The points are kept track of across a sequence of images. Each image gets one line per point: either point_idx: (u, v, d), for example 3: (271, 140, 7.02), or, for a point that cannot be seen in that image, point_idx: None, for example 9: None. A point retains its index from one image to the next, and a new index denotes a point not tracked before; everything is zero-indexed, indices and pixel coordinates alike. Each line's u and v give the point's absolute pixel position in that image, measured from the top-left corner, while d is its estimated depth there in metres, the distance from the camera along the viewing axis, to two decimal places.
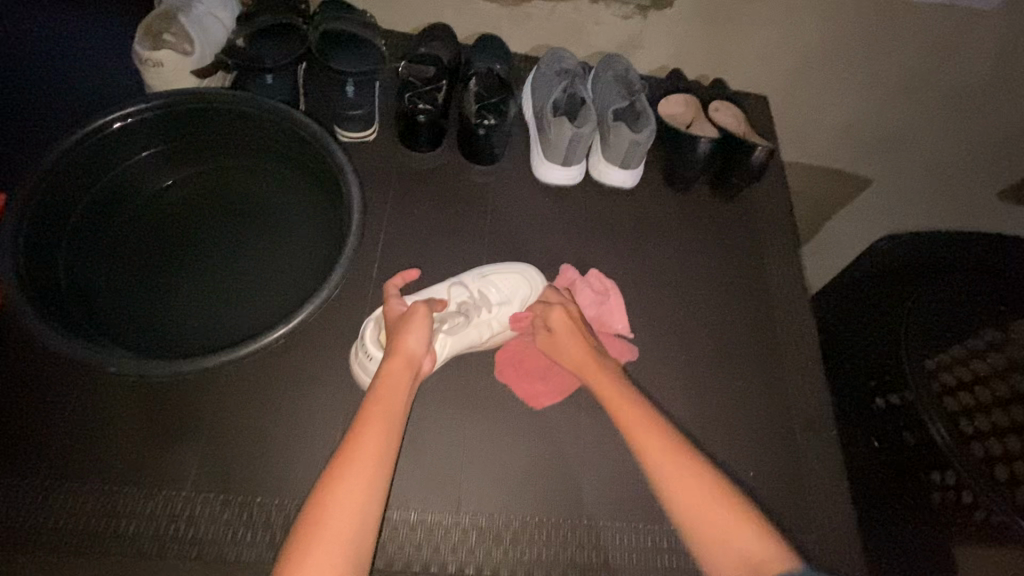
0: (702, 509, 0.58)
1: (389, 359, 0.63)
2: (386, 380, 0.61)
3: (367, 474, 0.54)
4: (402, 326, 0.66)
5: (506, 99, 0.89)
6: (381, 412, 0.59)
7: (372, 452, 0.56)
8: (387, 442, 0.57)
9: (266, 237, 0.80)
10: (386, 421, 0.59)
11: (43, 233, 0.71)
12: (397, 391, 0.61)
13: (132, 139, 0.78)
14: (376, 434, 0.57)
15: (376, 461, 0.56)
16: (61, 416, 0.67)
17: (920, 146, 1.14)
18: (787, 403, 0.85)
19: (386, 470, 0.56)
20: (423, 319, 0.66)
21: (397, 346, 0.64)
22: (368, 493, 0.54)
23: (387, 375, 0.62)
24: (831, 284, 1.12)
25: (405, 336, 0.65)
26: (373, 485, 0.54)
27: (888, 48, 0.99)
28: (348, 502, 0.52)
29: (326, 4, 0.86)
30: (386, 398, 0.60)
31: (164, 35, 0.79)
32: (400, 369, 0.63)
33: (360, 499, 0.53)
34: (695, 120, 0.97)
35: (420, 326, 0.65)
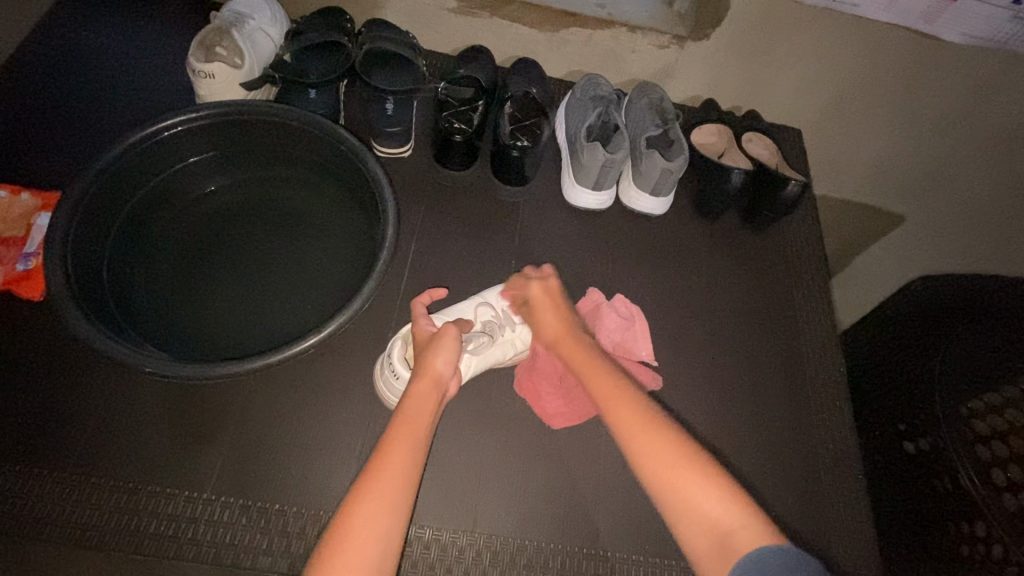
0: (680, 479, 0.55)
1: (416, 380, 0.62)
2: (414, 402, 0.62)
3: (390, 497, 0.54)
4: (431, 346, 0.66)
5: (540, 122, 0.91)
6: (406, 434, 0.59)
7: (396, 475, 0.56)
8: (410, 467, 0.57)
9: (300, 245, 0.82)
10: (410, 443, 0.58)
11: (90, 232, 0.74)
12: (422, 413, 0.61)
13: (180, 145, 0.81)
14: (400, 457, 0.57)
15: (399, 485, 0.55)
16: (92, 411, 0.69)
17: (956, 185, 1.13)
18: (811, 441, 0.83)
19: (408, 494, 0.55)
20: (452, 341, 0.66)
21: (426, 367, 0.64)
22: (389, 517, 0.53)
23: (415, 395, 0.62)
24: (861, 322, 1.13)
25: (433, 356, 0.65)
26: (396, 509, 0.54)
27: (928, 87, 0.98)
28: (369, 525, 0.52)
29: (371, 24, 0.89)
30: (412, 419, 0.60)
31: (216, 48, 0.82)
32: (427, 390, 0.62)
33: (382, 524, 0.53)
34: (727, 151, 0.98)
35: (448, 347, 0.65)
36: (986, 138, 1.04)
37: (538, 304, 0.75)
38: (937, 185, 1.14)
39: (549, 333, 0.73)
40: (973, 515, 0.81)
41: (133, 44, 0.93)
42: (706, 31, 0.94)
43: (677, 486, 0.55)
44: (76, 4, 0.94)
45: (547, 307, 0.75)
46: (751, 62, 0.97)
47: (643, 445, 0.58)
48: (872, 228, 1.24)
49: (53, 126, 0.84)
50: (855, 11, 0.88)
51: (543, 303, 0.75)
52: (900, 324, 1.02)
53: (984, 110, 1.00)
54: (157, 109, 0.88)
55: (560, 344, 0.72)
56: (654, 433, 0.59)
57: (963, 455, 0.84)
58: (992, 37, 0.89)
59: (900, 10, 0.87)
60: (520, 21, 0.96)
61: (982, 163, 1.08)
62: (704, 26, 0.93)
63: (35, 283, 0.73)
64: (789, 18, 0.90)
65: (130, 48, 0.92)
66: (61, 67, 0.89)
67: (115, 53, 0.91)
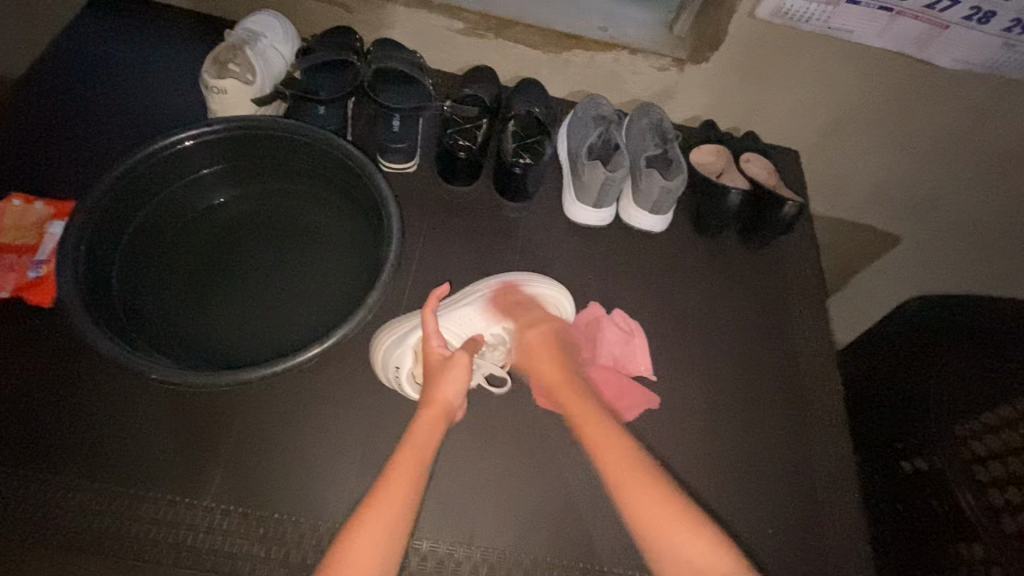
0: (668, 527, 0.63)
1: (425, 407, 0.68)
2: (420, 427, 0.67)
3: (389, 519, 0.59)
4: (441, 371, 0.71)
5: (543, 140, 0.94)
6: (411, 458, 0.64)
7: (397, 502, 0.61)
8: (412, 493, 0.62)
9: (306, 258, 0.83)
10: (412, 468, 0.63)
11: (102, 242, 0.76)
12: (429, 439, 0.66)
13: (192, 158, 0.83)
14: (403, 483, 0.62)
15: (399, 512, 0.60)
16: (97, 417, 0.70)
17: (951, 208, 1.15)
18: (809, 459, 0.83)
19: (407, 516, 0.61)
20: (462, 369, 0.71)
21: (435, 395, 0.69)
22: (389, 540, 0.59)
23: (422, 420, 0.67)
24: (856, 341, 1.14)
25: (443, 383, 0.70)
26: (394, 532, 0.59)
27: (922, 111, 1.00)
28: (370, 547, 0.57)
29: (380, 44, 0.92)
30: (418, 445, 0.65)
31: (230, 65, 0.84)
32: (433, 418, 0.68)
33: (383, 544, 0.58)
34: (724, 171, 1.00)
35: (457, 375, 0.70)
36: (982, 162, 1.06)
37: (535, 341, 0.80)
38: (933, 206, 1.16)
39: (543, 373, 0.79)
40: (969, 537, 0.82)
41: (147, 58, 0.95)
42: (705, 54, 0.96)
43: (662, 530, 0.63)
44: (95, 20, 0.97)
45: (543, 352, 0.80)
46: (749, 85, 1.00)
47: (631, 488, 0.66)
48: (870, 247, 1.27)
49: (69, 138, 0.87)
50: (850, 37, 0.90)
51: (541, 343, 0.80)
52: (896, 342, 1.02)
53: (979, 134, 1.02)
54: (169, 123, 0.90)
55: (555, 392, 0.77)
56: (641, 484, 0.66)
57: (959, 478, 0.85)
58: (984, 63, 0.91)
59: (894, 36, 0.89)
60: (524, 42, 0.99)
61: (978, 187, 1.10)
62: (703, 49, 0.95)
63: (45, 289, 0.75)
64: (785, 43, 0.92)
65: (144, 62, 0.95)
66: (79, 81, 0.92)
67: (131, 68, 0.94)
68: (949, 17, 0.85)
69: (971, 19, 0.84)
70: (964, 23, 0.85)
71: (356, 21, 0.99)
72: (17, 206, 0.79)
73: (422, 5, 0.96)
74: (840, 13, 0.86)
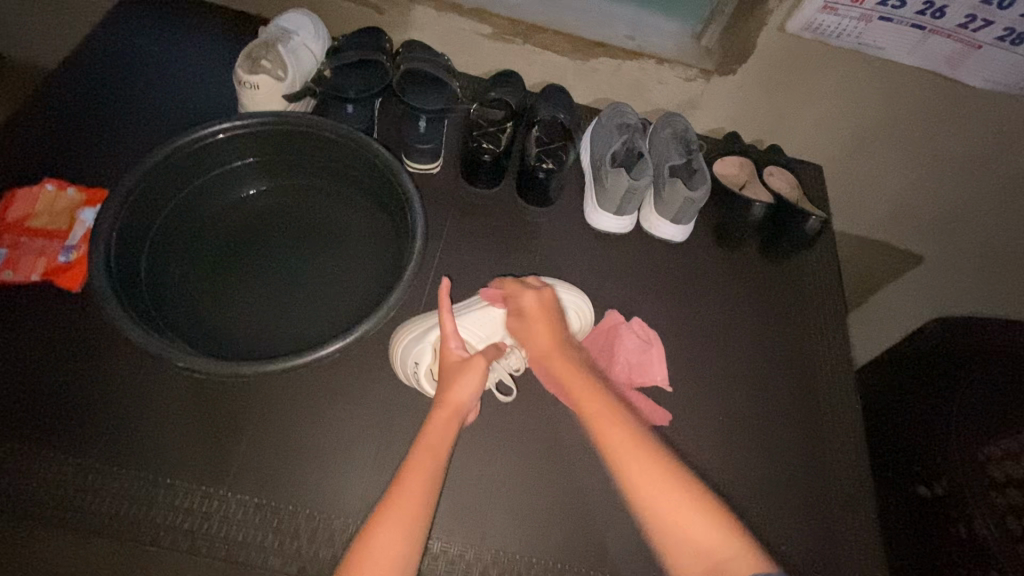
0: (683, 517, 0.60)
1: (437, 409, 0.68)
2: (433, 428, 0.67)
3: (404, 523, 0.59)
4: (455, 375, 0.70)
5: (566, 145, 0.95)
6: (424, 459, 0.64)
7: (411, 502, 0.60)
8: (426, 494, 0.62)
9: (330, 256, 0.83)
10: (427, 468, 0.63)
11: (132, 230, 0.77)
12: (442, 440, 0.66)
13: (224, 151, 0.84)
14: (415, 484, 0.62)
15: (412, 512, 0.60)
16: (121, 401, 0.71)
17: (976, 228, 1.13)
18: (825, 477, 0.82)
19: (422, 520, 0.60)
20: (477, 375, 0.70)
21: (447, 397, 0.69)
22: (406, 540, 0.59)
23: (433, 421, 0.67)
24: (877, 361, 1.14)
25: (457, 386, 0.69)
26: (410, 532, 0.59)
27: (950, 130, 0.99)
28: (387, 547, 0.57)
29: (410, 44, 0.93)
30: (430, 447, 0.65)
31: (261, 61, 0.86)
32: (446, 419, 0.67)
33: (401, 544, 0.58)
34: (748, 183, 1.00)
35: (471, 379, 0.70)
36: (1011, 185, 1.04)
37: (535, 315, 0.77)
38: (957, 227, 1.14)
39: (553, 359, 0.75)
40: (987, 563, 0.79)
41: (182, 52, 0.97)
42: (732, 66, 0.96)
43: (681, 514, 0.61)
44: (133, 12, 0.99)
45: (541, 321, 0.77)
46: (775, 98, 1.00)
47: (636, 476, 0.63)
48: (889, 266, 1.26)
49: (105, 128, 0.88)
50: (880, 53, 0.89)
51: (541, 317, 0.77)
52: (920, 364, 1.02)
53: (1008, 155, 1.01)
54: (199, 115, 0.92)
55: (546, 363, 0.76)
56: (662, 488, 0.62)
57: (980, 502, 0.82)
58: (1017, 83, 0.89)
59: (924, 54, 0.88)
60: (551, 48, 0.99)
61: (1006, 209, 1.08)
62: (730, 61, 0.95)
63: (75, 274, 0.76)
64: (814, 57, 0.92)
65: (178, 55, 0.97)
66: (116, 71, 0.94)
67: (166, 60, 0.96)
68: (982, 36, 0.84)
69: (1004, 40, 0.84)
70: (997, 44, 0.84)
71: (388, 23, 1.00)
72: (50, 191, 0.81)
73: (452, 9, 0.97)
74: (872, 29, 0.86)
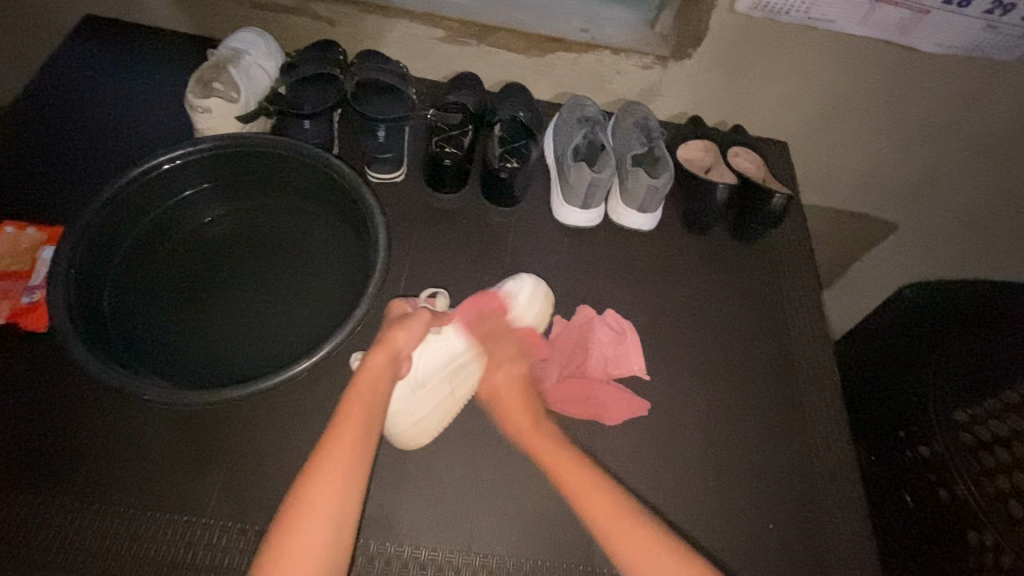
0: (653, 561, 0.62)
1: (374, 352, 0.68)
2: (368, 372, 0.67)
3: (341, 472, 0.60)
4: (397, 322, 0.72)
5: (529, 143, 0.94)
6: (359, 407, 0.65)
7: (347, 455, 0.61)
8: (362, 446, 0.63)
9: (295, 275, 0.83)
10: (360, 415, 0.64)
11: (94, 264, 0.76)
12: (376, 386, 0.67)
13: (181, 177, 0.83)
14: (350, 436, 0.63)
15: (349, 466, 0.61)
16: (93, 437, 0.70)
17: (945, 192, 1.14)
18: (808, 454, 0.83)
19: (359, 471, 0.61)
20: (420, 323, 0.72)
21: (387, 339, 0.70)
22: (343, 491, 0.59)
23: (369, 365, 0.68)
24: (853, 333, 1.13)
25: (397, 331, 0.71)
26: (349, 481, 0.60)
27: (908, 98, 1.00)
28: (326, 497, 0.58)
29: (364, 56, 0.93)
30: (364, 389, 0.66)
31: (214, 84, 0.85)
32: (382, 363, 0.68)
33: (336, 495, 0.59)
34: (712, 166, 1.00)
35: (415, 328, 0.72)
36: (975, 146, 1.05)
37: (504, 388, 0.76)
38: (927, 193, 1.15)
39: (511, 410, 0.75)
40: (976, 524, 0.79)
41: (135, 82, 0.97)
42: (687, 51, 0.96)
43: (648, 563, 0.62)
44: (79, 44, 0.98)
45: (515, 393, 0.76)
46: (734, 79, 1.00)
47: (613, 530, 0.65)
48: (865, 236, 1.26)
49: (60, 165, 0.88)
50: (831, 26, 0.90)
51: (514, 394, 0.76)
52: (891, 330, 1.02)
53: (967, 118, 1.02)
54: (156, 143, 0.91)
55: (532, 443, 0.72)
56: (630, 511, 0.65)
57: (959, 462, 0.83)
58: (968, 46, 0.90)
59: (874, 24, 0.89)
60: (507, 47, 0.99)
61: (971, 171, 1.09)
62: (685, 46, 0.95)
63: (39, 314, 0.76)
64: (767, 36, 0.92)
65: (132, 84, 0.96)
66: (69, 106, 0.93)
67: (119, 91, 0.95)
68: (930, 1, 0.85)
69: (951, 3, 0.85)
70: (945, 7, 0.85)
71: (340, 35, 1.00)
72: (10, 232, 0.80)
73: (403, 15, 0.96)
74: (820, 3, 0.86)
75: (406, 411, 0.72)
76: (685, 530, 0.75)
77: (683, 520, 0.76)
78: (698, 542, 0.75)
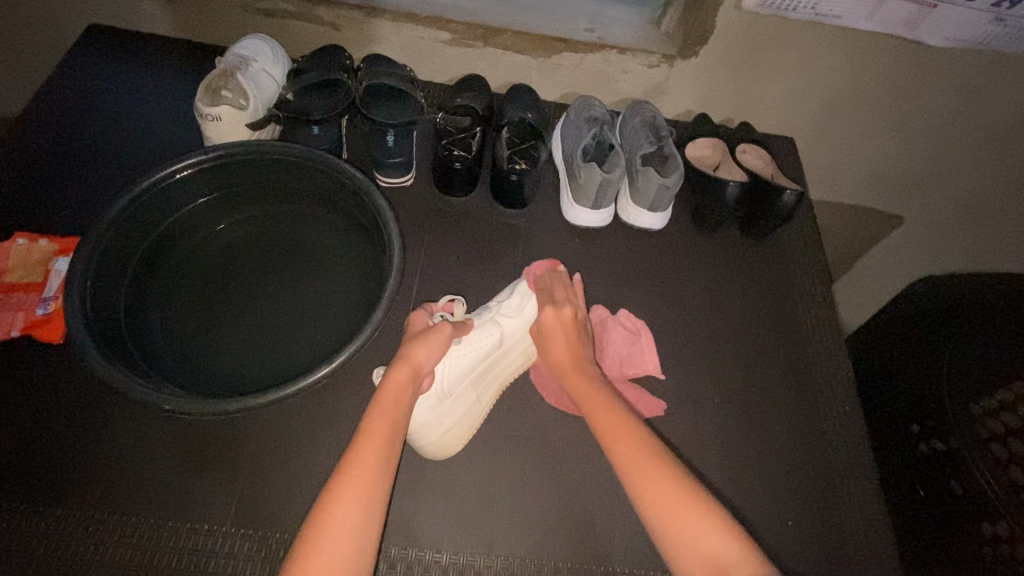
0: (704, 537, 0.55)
1: (396, 367, 0.67)
2: (389, 390, 0.66)
3: (364, 496, 0.58)
4: (419, 338, 0.71)
5: (537, 144, 0.94)
6: (381, 427, 0.63)
7: (372, 470, 0.60)
8: (385, 462, 0.61)
9: (309, 282, 0.83)
10: (384, 435, 0.63)
11: (109, 275, 0.76)
12: (398, 405, 0.66)
13: (193, 187, 0.83)
14: (374, 450, 0.61)
15: (374, 480, 0.60)
16: (112, 449, 0.70)
17: (953, 184, 1.14)
18: (825, 449, 0.83)
19: (381, 495, 0.59)
20: (440, 337, 0.71)
21: (409, 355, 0.69)
22: (364, 515, 0.57)
23: (391, 381, 0.67)
24: (863, 328, 1.14)
25: (418, 348, 0.70)
26: (371, 506, 0.58)
27: (915, 92, 1.00)
28: (348, 521, 0.56)
29: (371, 59, 0.93)
30: (386, 409, 0.65)
31: (222, 91, 0.86)
32: (404, 380, 0.67)
33: (362, 512, 0.57)
34: (721, 163, 1.00)
35: (434, 342, 0.71)
36: (982, 137, 1.05)
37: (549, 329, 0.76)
38: (934, 185, 1.15)
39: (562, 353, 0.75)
40: (992, 515, 0.80)
41: (142, 92, 0.97)
42: (694, 49, 0.96)
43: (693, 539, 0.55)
44: (85, 55, 0.98)
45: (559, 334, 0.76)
46: (740, 76, 1.00)
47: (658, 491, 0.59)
48: (873, 230, 1.26)
49: (70, 176, 0.88)
50: (838, 22, 0.89)
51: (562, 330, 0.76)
52: (906, 324, 1.03)
53: (974, 110, 1.01)
54: (164, 152, 0.91)
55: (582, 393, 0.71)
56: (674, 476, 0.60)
57: (977, 454, 0.83)
58: (976, 38, 0.90)
59: (881, 19, 0.88)
60: (513, 49, 0.99)
61: (979, 162, 1.09)
62: (691, 44, 0.95)
63: (54, 326, 0.76)
64: (773, 32, 0.92)
65: (139, 94, 0.96)
66: (76, 117, 0.93)
67: (126, 101, 0.95)
68: None
69: None
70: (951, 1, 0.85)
71: (345, 40, 1.00)
72: (22, 244, 0.80)
73: (408, 19, 0.96)
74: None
75: (434, 422, 0.72)
76: None
77: None
78: None
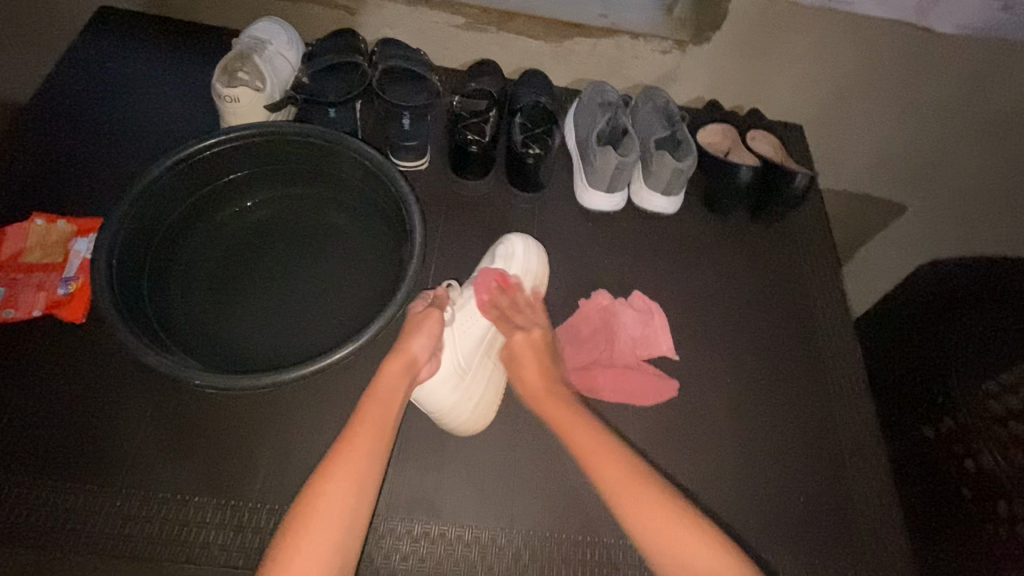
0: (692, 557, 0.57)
1: (390, 358, 0.66)
2: (380, 380, 0.64)
3: (353, 483, 0.57)
4: (409, 329, 0.70)
5: (551, 128, 0.94)
6: (372, 416, 0.61)
7: (364, 460, 0.58)
8: (374, 458, 0.59)
9: (329, 263, 0.84)
10: (379, 423, 0.61)
11: (133, 253, 0.76)
12: (392, 395, 0.63)
13: (215, 166, 0.84)
14: (364, 445, 0.59)
15: (364, 471, 0.58)
16: (137, 425, 0.71)
17: (957, 172, 1.15)
18: (834, 428, 0.85)
19: (372, 482, 0.58)
20: (429, 325, 0.70)
21: (402, 347, 0.67)
22: (354, 501, 0.56)
23: (385, 373, 0.65)
24: (870, 314, 1.16)
25: (410, 338, 0.68)
26: (362, 493, 0.57)
27: (923, 79, 1.01)
28: (336, 505, 0.55)
29: (386, 43, 0.93)
30: (381, 398, 0.63)
31: (238, 74, 0.86)
32: (396, 372, 0.65)
33: (348, 513, 0.55)
34: (732, 149, 1.01)
35: (425, 330, 0.69)
36: (986, 125, 1.07)
37: (519, 355, 0.74)
38: (939, 173, 1.16)
39: (529, 390, 0.73)
40: (1000, 494, 0.81)
41: (155, 74, 0.96)
42: (707, 34, 0.97)
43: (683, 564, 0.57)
44: (97, 36, 0.97)
45: (528, 359, 0.74)
46: (753, 62, 1.00)
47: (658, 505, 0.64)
48: (877, 217, 1.27)
49: (86, 157, 0.88)
50: (850, 8, 0.91)
51: (526, 355, 0.74)
52: (914, 310, 1.06)
53: (980, 99, 1.03)
54: (180, 135, 0.91)
55: (540, 403, 0.71)
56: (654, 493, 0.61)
57: (982, 432, 0.85)
58: (984, 27, 0.92)
59: (892, 5, 0.90)
60: (526, 33, 1.00)
61: (984, 149, 1.10)
62: (704, 29, 0.96)
63: (76, 305, 0.76)
64: (786, 18, 0.93)
65: (152, 76, 0.96)
66: (90, 99, 0.93)
67: (140, 83, 0.95)
68: None
69: None
70: None
71: (359, 23, 1.00)
72: (40, 224, 0.80)
73: (423, 3, 0.96)
74: None
75: (466, 399, 0.73)
76: (718, 505, 0.77)
77: (716, 495, 0.77)
78: (731, 513, 0.77)
